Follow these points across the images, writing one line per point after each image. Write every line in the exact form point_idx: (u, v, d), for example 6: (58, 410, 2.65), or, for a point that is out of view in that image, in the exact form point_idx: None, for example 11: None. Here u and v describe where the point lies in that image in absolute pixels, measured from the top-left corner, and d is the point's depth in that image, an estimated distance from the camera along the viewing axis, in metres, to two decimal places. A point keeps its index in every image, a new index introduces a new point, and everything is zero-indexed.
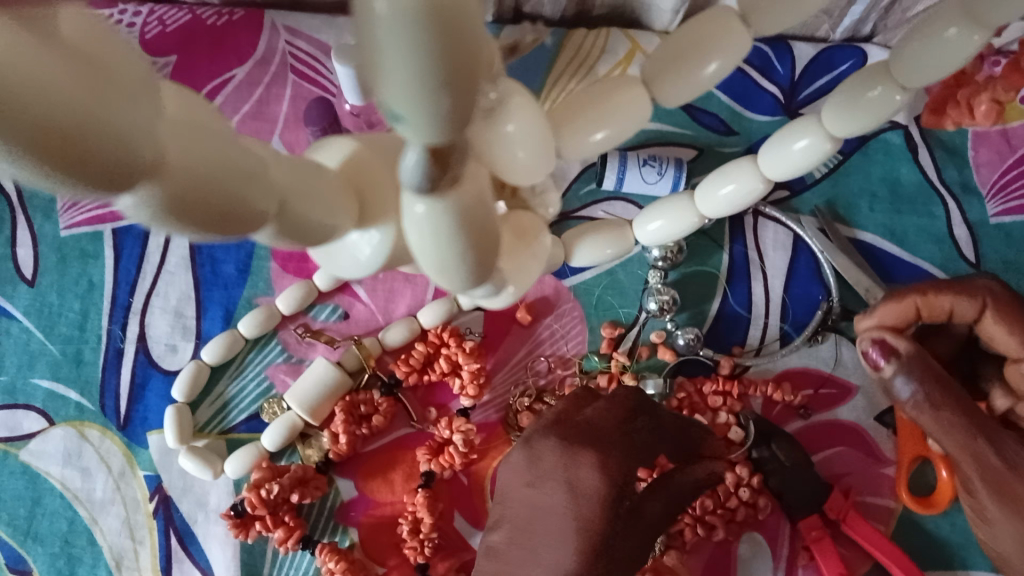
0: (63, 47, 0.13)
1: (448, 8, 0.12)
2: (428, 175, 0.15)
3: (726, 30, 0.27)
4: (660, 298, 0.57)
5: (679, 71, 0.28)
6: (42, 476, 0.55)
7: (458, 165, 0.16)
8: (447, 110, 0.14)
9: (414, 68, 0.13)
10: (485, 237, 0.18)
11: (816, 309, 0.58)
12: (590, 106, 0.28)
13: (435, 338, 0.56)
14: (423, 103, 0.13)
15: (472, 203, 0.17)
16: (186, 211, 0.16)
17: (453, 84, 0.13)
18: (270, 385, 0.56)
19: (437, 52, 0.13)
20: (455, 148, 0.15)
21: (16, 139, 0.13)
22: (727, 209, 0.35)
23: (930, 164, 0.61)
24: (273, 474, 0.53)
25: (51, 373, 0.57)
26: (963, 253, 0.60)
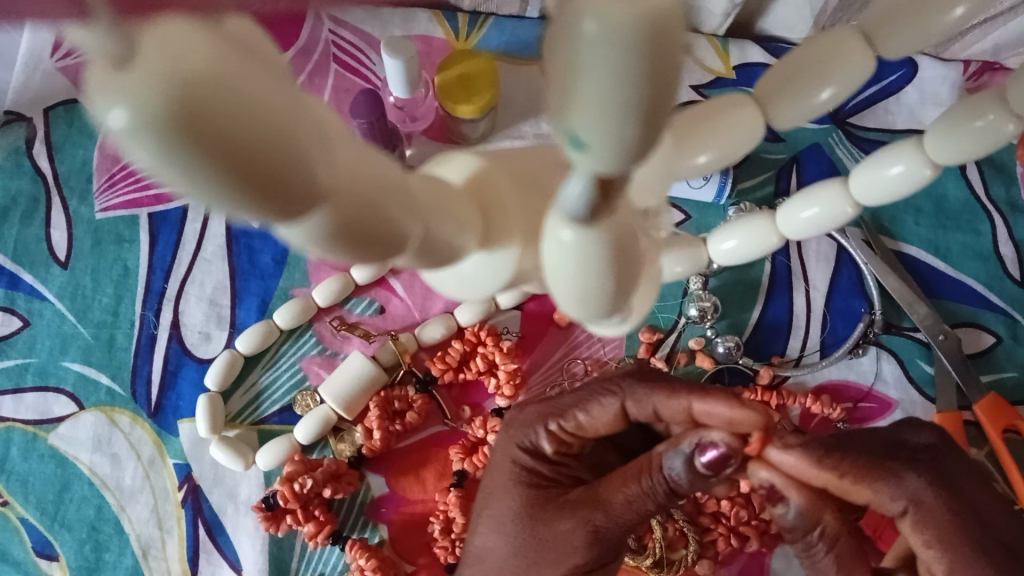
0: (250, 57, 0.13)
1: (662, 31, 0.13)
2: (591, 204, 0.16)
3: (853, 55, 0.27)
4: (701, 303, 0.57)
5: (793, 92, 0.27)
6: (71, 461, 0.55)
7: (617, 195, 0.16)
8: (632, 137, 0.14)
9: (617, 95, 0.13)
10: (627, 267, 0.18)
11: (858, 322, 0.58)
12: (700, 129, 0.27)
13: (472, 336, 0.55)
14: (613, 133, 0.14)
15: (620, 233, 0.18)
16: (345, 233, 0.16)
17: (645, 115, 0.13)
18: (304, 377, 0.56)
19: (637, 81, 0.13)
20: (619, 178, 0.15)
21: (224, 163, 0.12)
22: (811, 231, 0.34)
23: (978, 180, 0.60)
24: (307, 467, 0.52)
25: (82, 357, 0.56)
26: (1008, 271, 0.59)
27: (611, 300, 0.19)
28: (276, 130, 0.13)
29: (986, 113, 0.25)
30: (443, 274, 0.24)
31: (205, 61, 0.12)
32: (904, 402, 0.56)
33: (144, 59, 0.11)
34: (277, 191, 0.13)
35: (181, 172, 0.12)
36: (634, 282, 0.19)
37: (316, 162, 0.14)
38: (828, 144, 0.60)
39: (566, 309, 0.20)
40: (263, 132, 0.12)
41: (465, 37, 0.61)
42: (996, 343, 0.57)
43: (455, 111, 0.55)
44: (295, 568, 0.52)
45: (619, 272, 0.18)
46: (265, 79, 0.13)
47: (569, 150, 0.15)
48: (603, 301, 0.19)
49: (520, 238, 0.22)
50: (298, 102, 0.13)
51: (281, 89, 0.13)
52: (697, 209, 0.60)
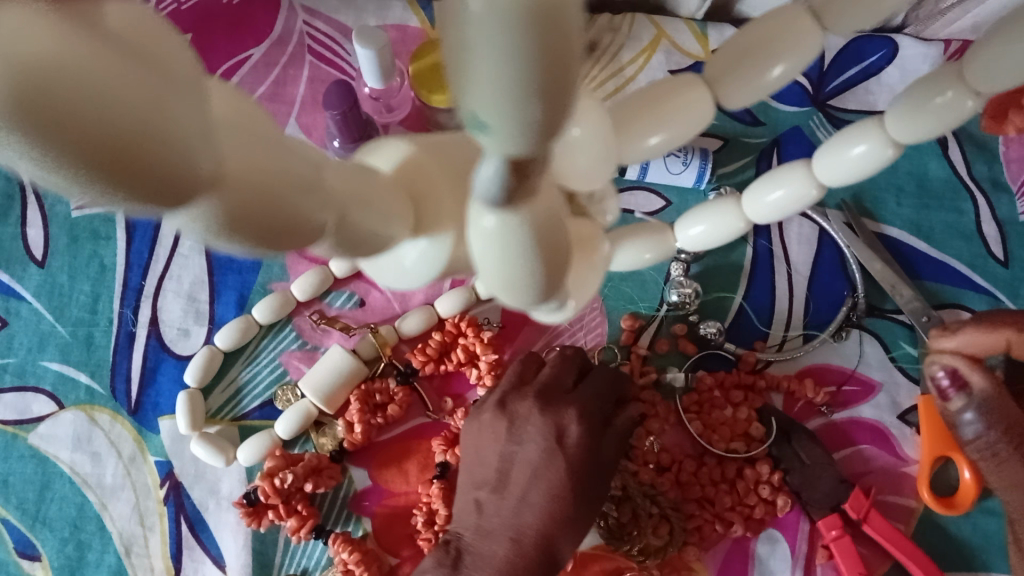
0: (112, 42, 0.12)
1: (551, 9, 0.12)
2: (507, 189, 0.16)
3: (804, 34, 0.26)
4: (682, 291, 0.56)
5: (744, 70, 0.27)
6: (51, 460, 0.54)
7: (535, 178, 0.16)
8: (536, 120, 0.13)
9: (511, 74, 0.12)
10: (553, 252, 0.18)
11: (840, 304, 0.57)
12: (649, 109, 0.27)
13: (452, 328, 0.55)
14: (506, 116, 0.13)
15: (542, 216, 0.17)
16: (239, 224, 0.15)
17: (546, 95, 0.13)
18: (284, 371, 0.55)
19: (527, 58, 0.12)
20: (535, 160, 0.15)
21: (72, 152, 0.12)
22: (775, 215, 0.33)
23: (960, 160, 0.60)
24: (287, 462, 0.52)
25: (61, 356, 0.56)
26: (991, 251, 0.58)
27: (542, 285, 0.19)
28: (141, 117, 0.12)
29: (945, 90, 0.25)
30: (384, 265, 0.24)
31: (46, 46, 0.11)
32: (888, 385, 0.56)
33: None
34: (154, 183, 0.13)
35: (27, 158, 0.12)
36: (564, 266, 0.19)
37: (196, 150, 0.13)
38: (809, 127, 0.60)
39: (500, 300, 0.20)
40: (123, 120, 0.12)
41: None
42: None
43: (430, 100, 0.55)
44: (279, 563, 0.52)
45: (543, 253, 0.18)
46: (126, 66, 0.12)
47: (475, 133, 0.14)
48: (532, 285, 0.19)
49: (453, 227, 0.22)
50: (169, 90, 0.13)
51: (151, 76, 0.13)
52: (677, 195, 0.59)
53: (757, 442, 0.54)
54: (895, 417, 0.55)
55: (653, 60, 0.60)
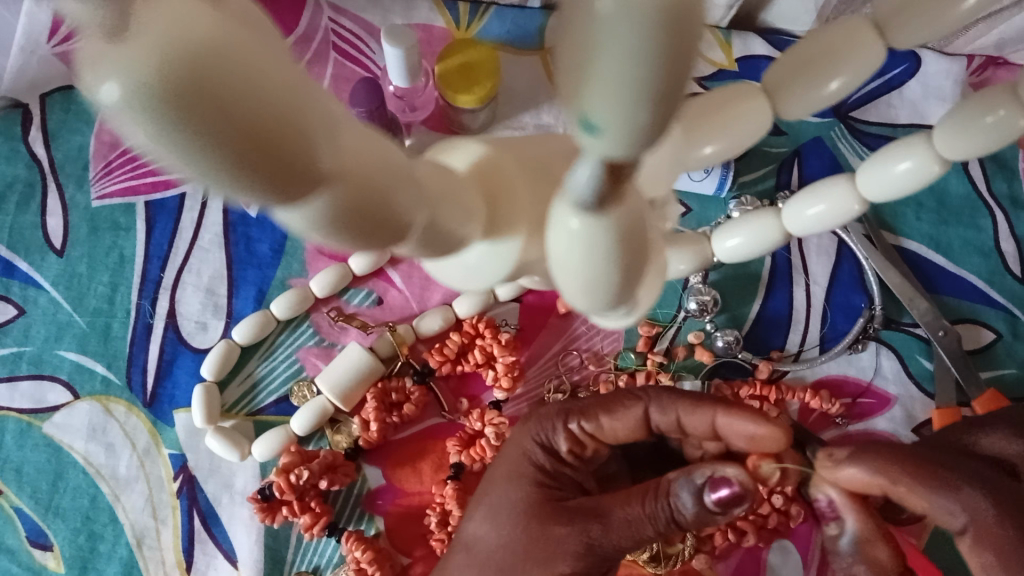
0: (250, 31, 0.13)
1: (677, 19, 0.13)
2: (600, 192, 0.16)
3: (863, 45, 0.26)
4: (701, 298, 0.56)
5: (804, 82, 0.27)
6: (65, 450, 0.54)
7: (627, 182, 0.16)
8: (646, 122, 0.14)
9: (632, 76, 0.13)
10: (634, 257, 0.18)
11: (858, 317, 0.57)
12: (708, 120, 0.27)
13: (470, 329, 0.55)
14: (619, 119, 0.14)
15: (629, 221, 0.18)
16: (348, 217, 0.16)
17: (660, 98, 0.13)
18: (301, 368, 0.55)
19: (652, 63, 0.13)
20: (631, 166, 0.15)
21: (217, 136, 0.12)
22: (816, 228, 0.34)
23: (980, 176, 0.60)
24: (302, 459, 0.52)
25: (78, 345, 0.56)
26: (1009, 267, 0.59)
27: (620, 288, 0.19)
28: (276, 106, 0.13)
29: (997, 109, 0.24)
30: (450, 265, 0.24)
31: (202, 32, 0.12)
32: (903, 398, 0.56)
33: (141, 32, 0.12)
34: (279, 169, 0.14)
35: (173, 145, 0.12)
36: (641, 270, 0.19)
37: (318, 142, 0.14)
38: (830, 138, 0.60)
39: (571, 299, 0.20)
40: (261, 109, 0.13)
41: (466, 26, 0.61)
42: (996, 339, 0.57)
43: (456, 101, 0.55)
44: (290, 559, 0.52)
45: (626, 258, 0.18)
46: (264, 55, 0.13)
47: (580, 134, 0.15)
48: (610, 290, 0.19)
49: (523, 229, 0.22)
50: (302, 82, 0.14)
51: (284, 67, 0.13)
52: (698, 202, 0.59)
53: None
54: (909, 431, 0.56)
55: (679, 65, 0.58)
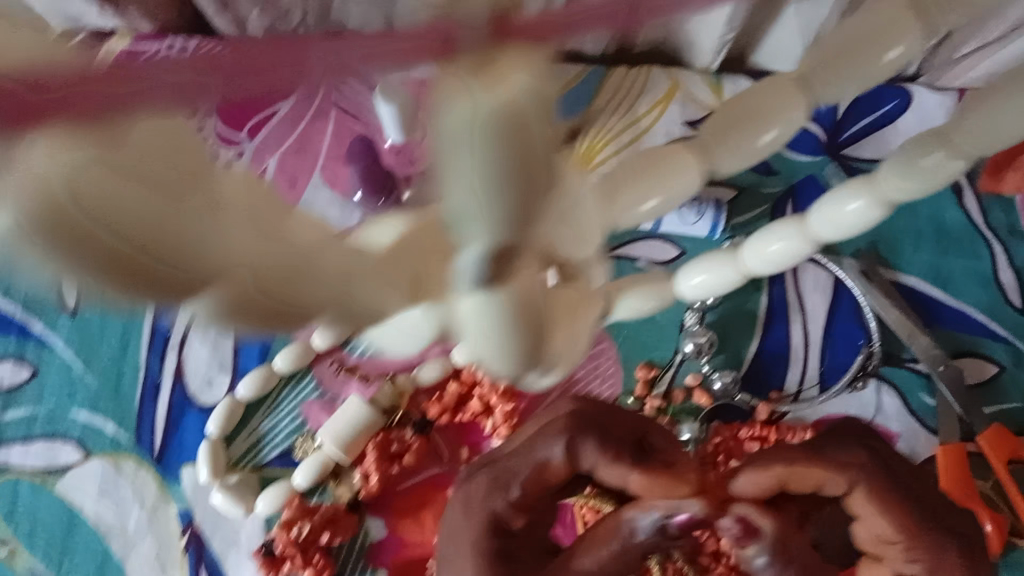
0: (142, 166, 0.16)
1: (506, 115, 0.17)
2: (488, 269, 0.18)
3: (788, 100, 0.27)
4: (696, 340, 0.56)
5: (737, 137, 0.28)
6: (77, 509, 0.55)
7: (512, 257, 0.19)
8: (497, 205, 0.17)
9: (472, 173, 0.17)
10: (533, 322, 0.20)
11: (856, 354, 0.57)
12: (641, 175, 0.28)
13: (468, 377, 0.55)
14: (487, 200, 0.17)
15: (524, 293, 0.20)
16: (243, 309, 0.18)
17: (500, 186, 0.17)
18: (305, 421, 0.56)
19: (490, 159, 0.17)
20: (499, 244, 0.18)
21: (89, 256, 0.16)
22: (773, 266, 0.34)
23: (976, 207, 0.59)
24: (305, 512, 0.53)
25: (90, 405, 0.57)
26: (1010, 298, 0.58)
27: (523, 358, 0.21)
28: (150, 229, 0.16)
29: (936, 151, 0.24)
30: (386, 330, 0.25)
31: (77, 176, 0.15)
32: (905, 436, 0.56)
33: (22, 173, 0.15)
34: (159, 278, 0.17)
35: (54, 265, 0.16)
36: (542, 334, 0.21)
37: (211, 246, 0.17)
38: (824, 175, 0.60)
39: (491, 368, 0.22)
40: (141, 230, 0.16)
41: None
42: (999, 371, 0.57)
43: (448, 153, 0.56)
44: None
45: (523, 323, 0.20)
46: (152, 185, 0.16)
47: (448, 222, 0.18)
48: (518, 356, 0.21)
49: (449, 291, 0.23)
50: (191, 202, 0.17)
51: (170, 189, 0.16)
52: (692, 245, 0.60)
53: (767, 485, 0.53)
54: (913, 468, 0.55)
55: (667, 112, 0.62)
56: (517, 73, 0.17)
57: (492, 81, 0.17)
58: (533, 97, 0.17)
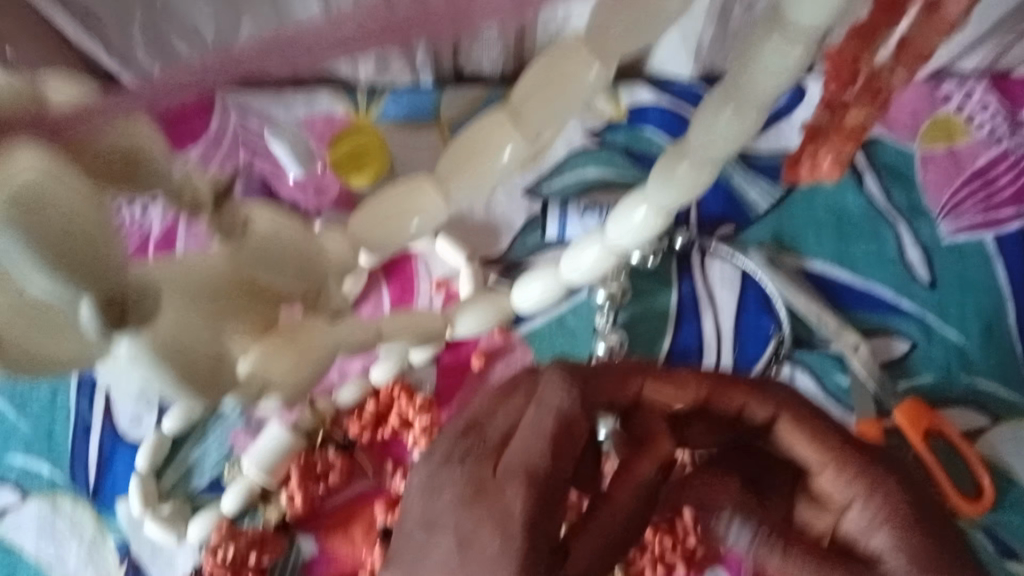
0: None
1: (24, 199, 0.22)
2: (104, 318, 0.25)
3: (502, 130, 0.31)
4: (607, 341, 0.58)
5: (473, 169, 0.33)
6: (16, 550, 0.57)
7: (132, 316, 0.26)
8: (71, 276, 0.23)
9: (30, 252, 0.23)
10: (187, 359, 0.28)
11: (767, 341, 0.58)
12: (391, 216, 0.34)
13: (387, 395, 0.57)
14: (39, 269, 0.23)
15: (163, 335, 0.27)
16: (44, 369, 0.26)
17: (64, 258, 0.23)
18: (232, 449, 0.58)
19: (40, 239, 0.23)
20: (124, 307, 0.25)
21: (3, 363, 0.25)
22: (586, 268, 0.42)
23: (878, 190, 0.61)
24: (232, 536, 0.54)
25: (25, 449, 0.59)
26: (916, 275, 0.59)
27: (200, 386, 0.29)
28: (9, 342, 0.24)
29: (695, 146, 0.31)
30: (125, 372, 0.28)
31: None
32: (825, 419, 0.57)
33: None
34: None
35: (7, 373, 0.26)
36: (209, 371, 0.29)
37: None
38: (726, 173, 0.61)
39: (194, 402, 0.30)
40: None
41: (365, 110, 0.64)
42: (910, 348, 0.58)
43: (349, 181, 0.62)
44: None
45: (178, 349, 0.28)
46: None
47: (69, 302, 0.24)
48: (185, 384, 0.28)
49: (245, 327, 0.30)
50: None
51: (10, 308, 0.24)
52: None
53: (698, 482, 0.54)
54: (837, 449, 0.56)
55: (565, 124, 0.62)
56: (27, 155, 0.23)
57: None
58: (35, 175, 0.22)
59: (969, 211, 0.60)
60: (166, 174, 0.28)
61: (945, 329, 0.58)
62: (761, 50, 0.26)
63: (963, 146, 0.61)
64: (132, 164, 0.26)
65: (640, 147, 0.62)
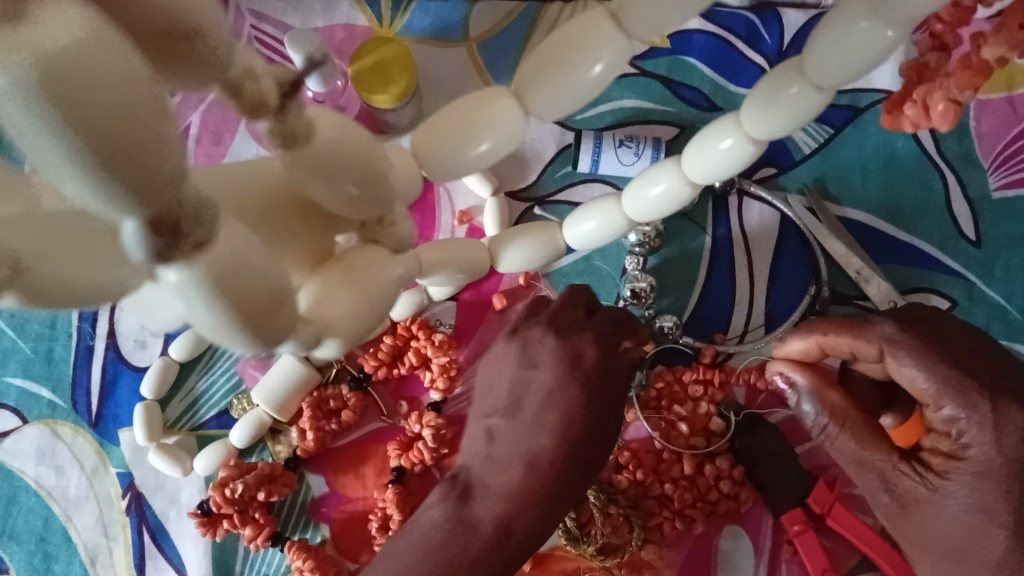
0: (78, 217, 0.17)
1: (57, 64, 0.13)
2: (154, 246, 0.16)
3: (602, 34, 0.27)
4: (636, 285, 0.55)
5: (558, 77, 0.28)
6: (18, 474, 0.55)
7: (188, 237, 0.17)
8: (117, 179, 0.14)
9: (58, 142, 0.13)
10: (252, 302, 0.19)
11: (803, 292, 0.56)
12: (464, 122, 0.28)
13: (405, 330, 0.54)
14: (76, 169, 0.14)
15: (224, 267, 0.18)
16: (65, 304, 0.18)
17: (115, 155, 0.14)
18: (239, 381, 0.55)
19: (79, 127, 0.13)
20: (172, 217, 0.16)
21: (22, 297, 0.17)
22: (652, 210, 0.36)
23: (929, 137, 0.57)
24: (240, 472, 0.52)
25: (23, 371, 0.56)
26: (963, 230, 0.56)
27: (248, 333, 0.20)
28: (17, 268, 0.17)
29: (792, 84, 0.27)
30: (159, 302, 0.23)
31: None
32: None
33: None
34: None
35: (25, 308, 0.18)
36: (279, 320, 0.21)
37: None
38: None
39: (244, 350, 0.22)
40: None
41: (388, 22, 0.60)
42: (950, 307, 0.55)
43: (371, 100, 0.55)
44: (239, 570, 0.53)
45: (233, 290, 0.19)
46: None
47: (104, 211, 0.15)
48: (246, 334, 0.20)
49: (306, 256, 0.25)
50: None
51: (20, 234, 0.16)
52: None
53: (718, 436, 0.54)
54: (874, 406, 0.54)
55: None
56: (67, 7, 0.13)
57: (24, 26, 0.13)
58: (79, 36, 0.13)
59: None
60: (229, 60, 0.19)
61: (988, 288, 0.55)
62: (846, 29, 0.24)
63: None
64: (197, 42, 0.18)
65: (681, 77, 0.58)
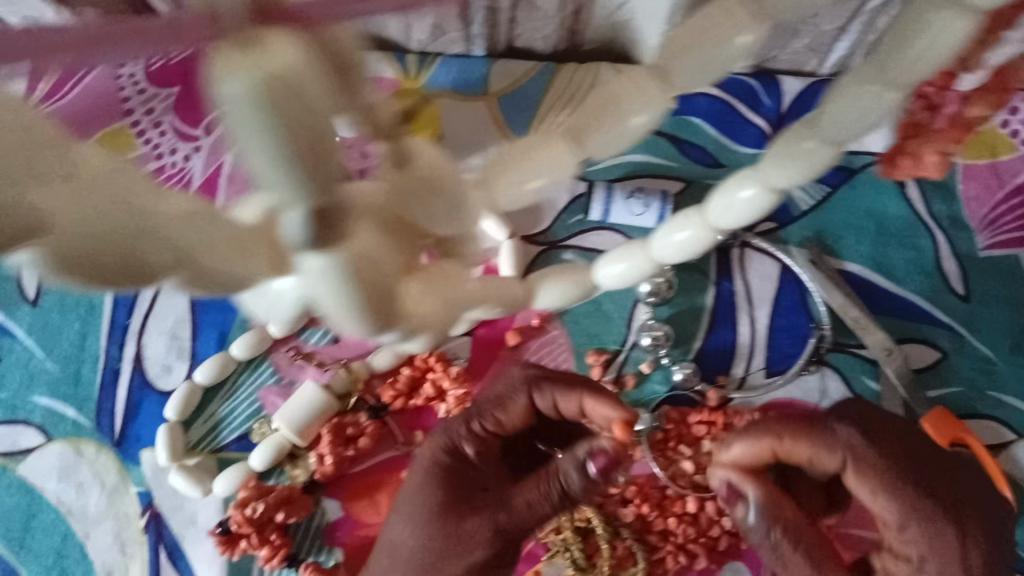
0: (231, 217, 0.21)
1: (285, 82, 0.15)
2: (310, 229, 0.20)
3: (643, 90, 0.29)
4: (652, 333, 0.58)
5: (605, 125, 0.30)
6: (39, 491, 0.57)
7: (333, 223, 0.20)
8: (304, 174, 0.17)
9: (271, 146, 0.16)
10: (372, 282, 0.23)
11: (804, 340, 0.59)
12: (517, 162, 0.31)
13: (422, 363, 0.57)
14: (277, 169, 0.17)
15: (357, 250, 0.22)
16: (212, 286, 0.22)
17: (307, 156, 0.17)
18: (261, 407, 0.58)
19: (286, 137, 0.16)
20: (328, 208, 0.19)
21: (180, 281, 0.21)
22: (678, 253, 0.39)
23: (918, 198, 0.61)
24: (260, 492, 0.54)
25: (50, 391, 0.59)
26: (953, 287, 0.60)
27: (363, 314, 0.23)
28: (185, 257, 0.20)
29: (808, 139, 0.29)
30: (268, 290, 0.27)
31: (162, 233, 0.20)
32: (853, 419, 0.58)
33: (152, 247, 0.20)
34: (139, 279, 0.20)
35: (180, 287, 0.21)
36: (388, 303, 0.24)
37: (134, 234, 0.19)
38: None
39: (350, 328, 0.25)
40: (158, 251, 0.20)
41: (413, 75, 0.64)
42: (941, 357, 0.58)
43: None
44: None
45: (357, 274, 0.22)
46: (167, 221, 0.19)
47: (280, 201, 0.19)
48: (363, 314, 0.23)
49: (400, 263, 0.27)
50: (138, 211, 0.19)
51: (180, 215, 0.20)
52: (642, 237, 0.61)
53: None
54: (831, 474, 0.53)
55: None
56: (282, 37, 0.16)
57: (254, 51, 0.15)
58: (300, 62, 0.16)
59: (1009, 227, 0.60)
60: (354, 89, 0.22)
61: (975, 341, 0.59)
62: (848, 90, 0.27)
63: (1006, 160, 0.60)
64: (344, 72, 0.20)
65: (688, 136, 0.63)
